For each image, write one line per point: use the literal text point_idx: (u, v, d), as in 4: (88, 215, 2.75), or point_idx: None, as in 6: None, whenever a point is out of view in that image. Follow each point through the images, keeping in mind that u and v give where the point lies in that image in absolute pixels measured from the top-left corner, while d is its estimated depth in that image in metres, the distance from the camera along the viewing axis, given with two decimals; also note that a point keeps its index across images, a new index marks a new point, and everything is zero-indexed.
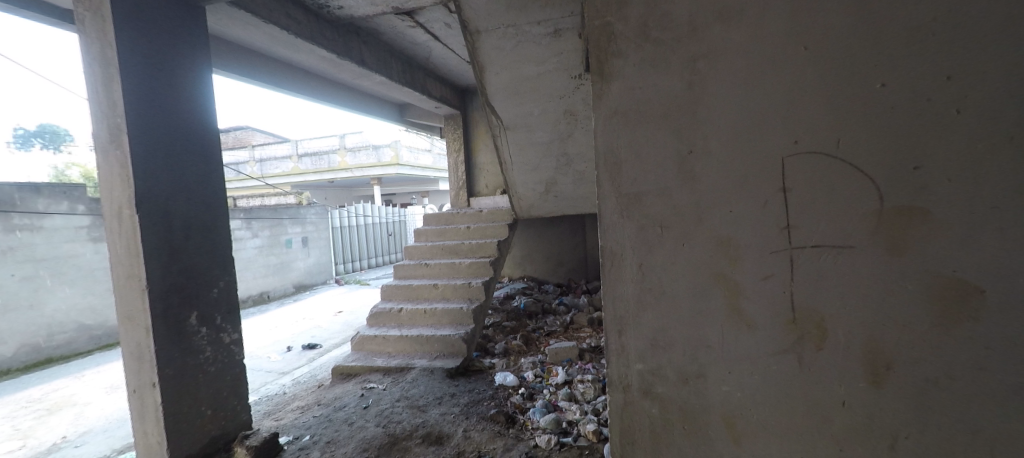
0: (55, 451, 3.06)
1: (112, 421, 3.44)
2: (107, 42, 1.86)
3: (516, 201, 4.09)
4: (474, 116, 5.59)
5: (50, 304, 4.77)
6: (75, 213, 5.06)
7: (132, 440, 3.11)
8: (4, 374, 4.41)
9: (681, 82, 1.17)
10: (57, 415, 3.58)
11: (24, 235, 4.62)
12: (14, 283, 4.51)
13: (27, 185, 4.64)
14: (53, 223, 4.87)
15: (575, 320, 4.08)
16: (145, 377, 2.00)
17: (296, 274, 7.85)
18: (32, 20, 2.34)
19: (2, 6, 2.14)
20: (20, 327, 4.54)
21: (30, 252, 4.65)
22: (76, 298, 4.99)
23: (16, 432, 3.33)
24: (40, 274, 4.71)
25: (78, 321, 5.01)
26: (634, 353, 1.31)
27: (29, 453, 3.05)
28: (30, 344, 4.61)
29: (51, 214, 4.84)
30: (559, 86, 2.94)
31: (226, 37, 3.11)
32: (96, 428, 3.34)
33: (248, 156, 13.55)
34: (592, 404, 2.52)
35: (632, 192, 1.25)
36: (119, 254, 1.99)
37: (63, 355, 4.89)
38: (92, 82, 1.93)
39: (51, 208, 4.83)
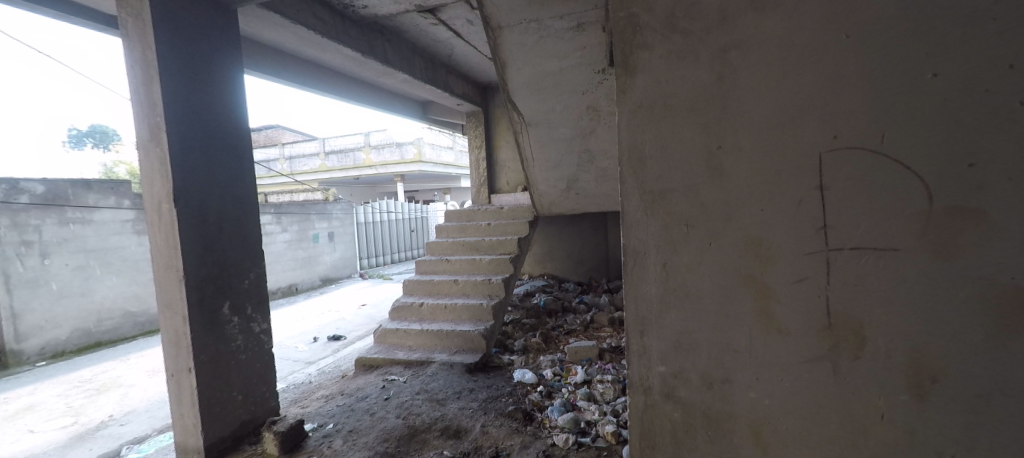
0: (101, 428, 3.21)
1: (153, 402, 3.58)
2: (148, 43, 1.92)
3: (537, 198, 4.06)
4: (495, 113, 5.57)
5: (99, 291, 5.00)
6: (121, 207, 5.27)
7: (170, 421, 3.23)
8: (59, 355, 4.67)
9: (711, 73, 1.12)
10: (106, 394, 3.76)
11: (76, 228, 4.86)
12: (68, 272, 4.76)
13: (79, 181, 4.92)
14: (103, 216, 5.09)
15: (595, 319, 4.02)
16: (181, 363, 2.06)
17: (322, 268, 8.03)
18: (82, 27, 2.45)
19: (54, 13, 2.25)
20: (72, 313, 4.79)
21: (82, 243, 4.90)
22: (122, 286, 5.22)
23: (69, 410, 3.52)
24: (90, 263, 4.95)
25: (124, 308, 5.24)
26: (656, 355, 1.27)
27: (78, 430, 3.21)
28: (81, 329, 4.86)
29: (100, 208, 5.07)
30: (582, 82, 2.89)
31: (256, 39, 3.17)
32: (139, 408, 3.49)
33: (278, 154, 13.97)
34: (611, 405, 2.48)
35: (657, 189, 1.21)
36: (157, 247, 2.05)
37: (111, 340, 5.13)
38: (133, 82, 1.99)
39: (100, 203, 5.06)
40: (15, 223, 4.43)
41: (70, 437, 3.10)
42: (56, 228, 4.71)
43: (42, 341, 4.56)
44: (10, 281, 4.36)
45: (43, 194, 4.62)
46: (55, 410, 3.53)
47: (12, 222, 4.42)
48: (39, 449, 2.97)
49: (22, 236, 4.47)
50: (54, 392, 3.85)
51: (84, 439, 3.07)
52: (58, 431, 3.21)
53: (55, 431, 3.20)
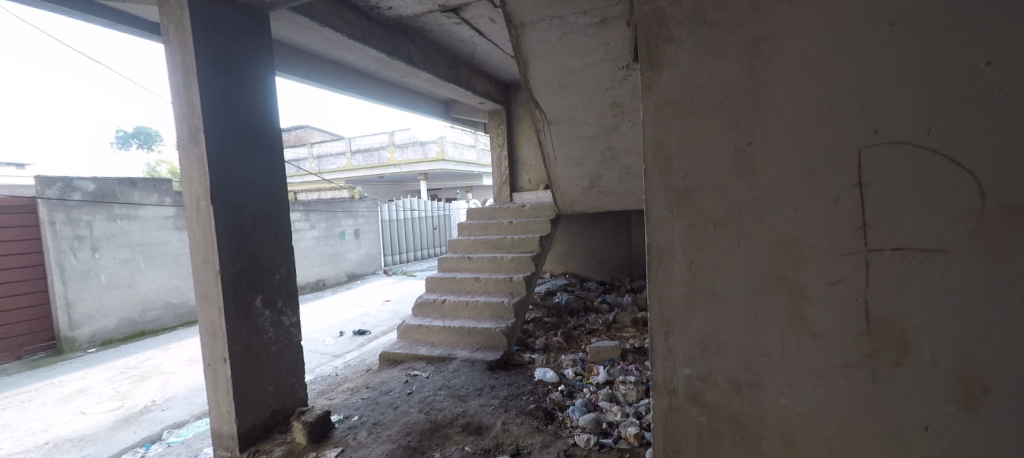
0: (144, 412, 3.37)
1: (192, 390, 3.73)
2: (187, 47, 1.99)
3: (559, 197, 4.03)
4: (518, 111, 5.56)
5: (143, 284, 5.24)
6: (163, 205, 5.51)
7: (207, 407, 3.36)
8: (107, 343, 4.95)
9: (741, 67, 1.09)
10: (149, 381, 3.95)
11: (122, 223, 5.10)
12: (115, 265, 5.01)
13: (125, 179, 5.16)
14: (146, 213, 5.33)
15: (618, 319, 3.97)
16: (217, 353, 2.14)
17: (348, 264, 8.20)
18: (129, 34, 2.57)
19: (104, 20, 2.37)
20: (118, 303, 5.04)
21: (128, 238, 5.14)
22: (164, 279, 5.46)
23: (116, 394, 3.71)
24: (135, 257, 5.19)
25: (166, 300, 5.48)
26: (681, 357, 1.23)
27: (123, 413, 3.38)
28: (126, 318, 5.11)
29: (144, 205, 5.31)
30: (605, 78, 2.84)
31: (287, 42, 3.25)
32: (179, 394, 3.65)
33: (307, 153, 14.34)
34: (634, 406, 2.44)
35: (683, 187, 1.18)
36: (195, 242, 2.13)
37: (154, 329, 5.38)
38: (173, 85, 2.07)
39: (144, 200, 5.30)
40: (68, 218, 4.69)
41: (116, 420, 3.27)
42: (105, 224, 4.96)
43: (92, 329, 4.85)
44: (65, 273, 4.65)
45: (93, 191, 4.88)
46: (104, 394, 3.72)
47: (66, 217, 4.68)
48: (88, 430, 3.14)
49: (75, 231, 4.73)
50: (102, 377, 4.06)
51: (129, 422, 3.22)
52: (106, 414, 3.38)
53: (103, 414, 3.37)
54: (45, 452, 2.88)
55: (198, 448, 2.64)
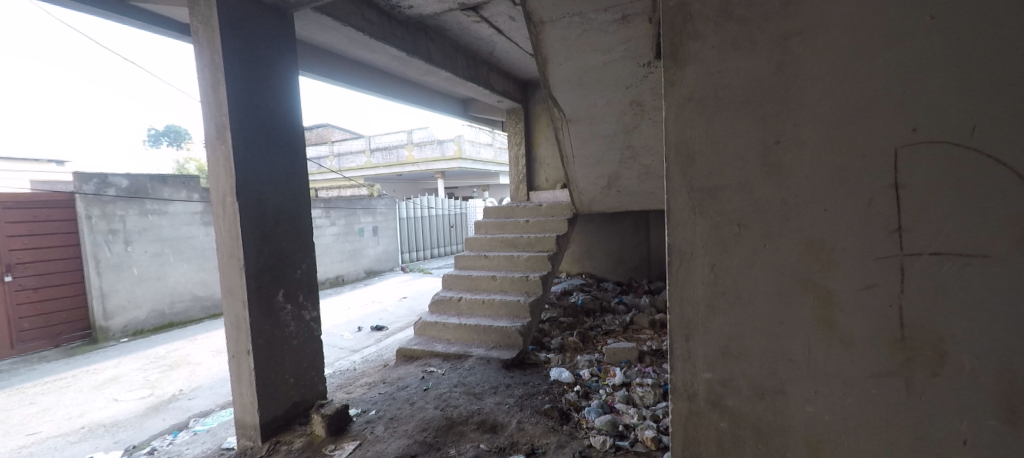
0: (172, 401, 3.48)
1: (217, 380, 3.84)
2: (215, 47, 2.03)
3: (577, 196, 4.00)
4: (536, 110, 5.53)
5: (172, 276, 5.41)
6: (192, 200, 5.66)
7: (231, 397, 3.45)
8: (139, 333, 5.14)
9: (770, 62, 1.06)
10: (177, 370, 4.08)
11: (153, 218, 5.27)
12: (146, 258, 5.19)
13: (156, 176, 5.31)
14: (176, 208, 5.49)
15: (635, 320, 3.92)
16: (241, 345, 2.18)
17: (367, 261, 8.31)
18: (161, 35, 2.65)
19: (137, 21, 2.44)
20: (149, 295, 5.21)
21: (158, 232, 5.30)
22: (192, 272, 5.62)
23: (146, 382, 3.84)
24: (165, 251, 5.36)
25: (193, 292, 5.65)
26: (702, 361, 1.20)
27: (153, 401, 3.50)
28: (157, 309, 5.29)
29: (173, 201, 5.47)
30: (626, 76, 2.80)
31: (310, 42, 3.30)
32: (205, 384, 3.76)
33: (328, 151, 14.59)
34: (651, 409, 2.40)
35: (706, 187, 1.15)
36: (221, 237, 2.18)
37: (182, 321, 5.55)
38: (201, 84, 2.12)
39: (173, 196, 5.46)
40: (103, 212, 4.87)
41: (146, 407, 3.38)
42: (137, 219, 5.13)
43: (125, 320, 5.04)
44: (100, 265, 4.84)
45: (127, 187, 5.05)
46: (136, 382, 3.86)
47: (101, 212, 4.87)
48: (120, 416, 3.26)
49: (109, 225, 4.91)
50: (133, 366, 4.22)
51: (158, 410, 3.33)
52: (137, 401, 3.50)
53: (134, 401, 3.49)
54: (81, 436, 3.00)
55: (222, 437, 2.71)
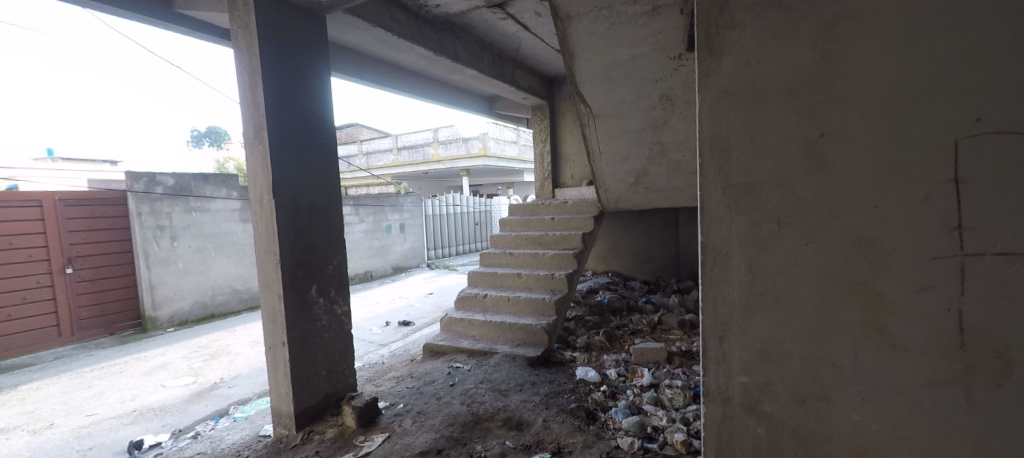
0: (214, 388, 3.64)
1: (254, 369, 3.99)
2: (253, 50, 2.09)
3: (603, 193, 3.95)
4: (561, 106, 5.47)
5: (213, 271, 5.65)
6: (231, 198, 5.88)
7: (267, 386, 3.58)
8: (184, 324, 5.40)
9: (814, 51, 1.04)
10: (219, 359, 4.27)
11: (196, 215, 5.50)
12: (190, 253, 5.43)
13: (199, 175, 5.54)
14: (217, 206, 5.71)
15: (663, 321, 3.83)
16: (277, 337, 2.25)
17: (394, 257, 8.45)
18: (203, 40, 2.75)
19: (181, 27, 2.54)
20: (193, 288, 5.46)
21: (201, 229, 5.53)
22: (231, 267, 5.85)
23: (191, 370, 4.04)
24: (207, 246, 5.59)
25: (232, 286, 5.88)
26: (737, 364, 1.19)
27: (196, 388, 3.67)
28: (200, 301, 5.54)
29: (215, 199, 5.69)
30: (655, 69, 2.73)
31: (340, 43, 3.37)
32: (244, 373, 3.91)
33: (357, 149, 14.92)
34: (681, 411, 2.34)
35: (743, 183, 1.14)
36: (259, 233, 2.25)
37: (222, 313, 5.80)
38: (240, 86, 2.19)
39: (214, 194, 5.68)
40: (152, 210, 5.12)
41: (190, 394, 3.55)
42: (182, 216, 5.37)
43: (172, 310, 5.30)
44: (149, 259, 5.10)
45: (172, 186, 5.29)
46: (181, 369, 4.06)
47: (150, 209, 5.11)
48: (167, 401, 3.43)
49: (157, 221, 5.15)
50: (178, 354, 4.43)
51: (201, 396, 3.49)
52: (182, 387, 3.68)
53: (179, 387, 3.67)
54: (133, 419, 3.18)
55: (260, 424, 2.81)
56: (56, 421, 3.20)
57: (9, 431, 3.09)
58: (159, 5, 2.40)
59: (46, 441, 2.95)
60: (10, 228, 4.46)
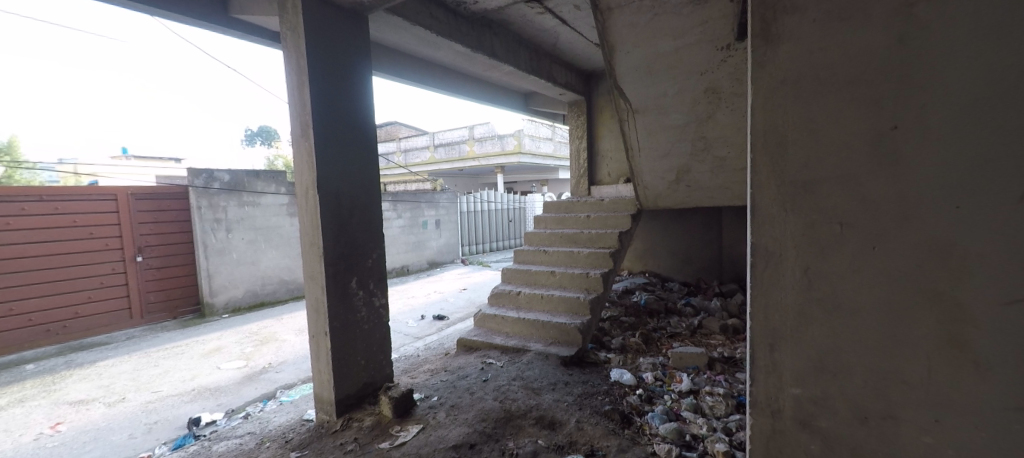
0: (264, 372, 3.83)
1: (299, 356, 4.16)
2: (300, 51, 2.16)
3: (642, 191, 3.83)
4: (599, 102, 5.35)
5: (263, 262, 5.94)
6: (280, 194, 6.14)
7: (311, 373, 3.72)
8: (237, 310, 5.72)
9: (889, 34, 0.97)
10: (268, 345, 4.48)
11: (248, 209, 5.78)
12: (243, 244, 5.73)
13: (251, 171, 5.83)
14: (267, 201, 5.99)
15: (704, 324, 3.68)
16: (320, 327, 2.32)
17: (430, 252, 8.59)
18: (256, 43, 2.87)
19: (236, 30, 2.65)
20: (244, 277, 5.77)
21: (252, 222, 5.82)
22: (279, 258, 6.13)
23: (243, 354, 4.26)
24: (257, 239, 5.88)
25: (280, 276, 6.16)
26: (789, 374, 1.15)
27: (247, 371, 3.86)
28: (251, 290, 5.85)
29: (265, 194, 5.97)
30: (701, 61, 2.60)
31: (382, 42, 3.43)
32: (290, 359, 4.08)
33: (396, 147, 15.29)
34: (722, 420, 2.24)
35: (801, 180, 1.10)
36: (304, 226, 2.32)
37: (271, 301, 6.09)
38: (288, 86, 2.26)
39: (265, 189, 5.95)
40: (210, 203, 5.44)
41: (242, 376, 3.74)
42: (236, 210, 5.67)
43: (226, 297, 5.63)
44: (207, 250, 5.42)
45: (228, 181, 5.60)
46: (234, 353, 4.30)
47: (208, 203, 5.43)
48: (221, 382, 3.63)
49: (214, 215, 5.47)
50: (231, 339, 4.70)
51: (252, 379, 3.67)
52: (235, 370, 3.89)
53: (233, 370, 3.88)
54: (192, 397, 3.38)
55: (304, 409, 2.93)
56: (127, 395, 3.46)
57: (88, 403, 3.37)
58: (217, 12, 2.53)
59: (118, 413, 3.20)
60: (93, 220, 4.86)
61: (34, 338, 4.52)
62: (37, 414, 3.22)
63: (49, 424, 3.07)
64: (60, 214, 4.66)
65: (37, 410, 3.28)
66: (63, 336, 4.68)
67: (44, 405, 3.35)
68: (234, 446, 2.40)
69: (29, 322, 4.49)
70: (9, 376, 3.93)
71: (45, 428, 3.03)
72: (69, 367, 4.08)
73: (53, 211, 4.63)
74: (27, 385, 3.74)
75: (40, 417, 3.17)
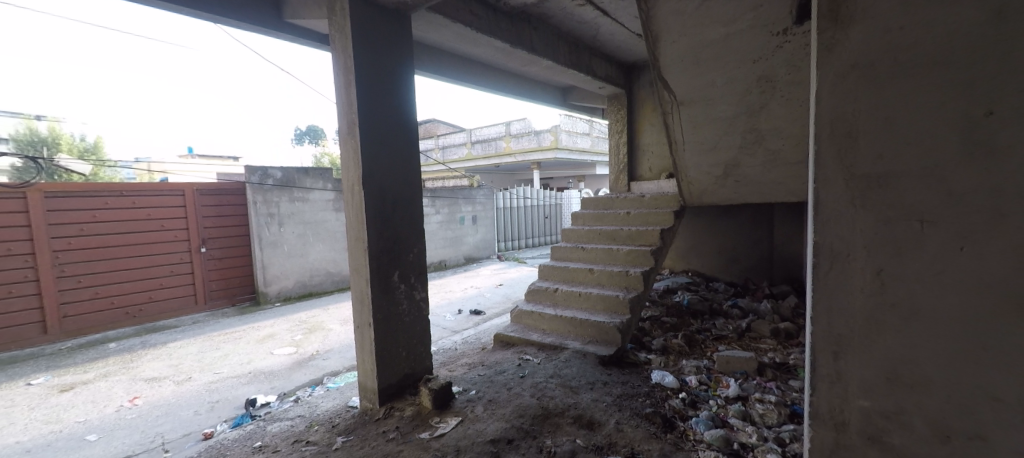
0: (312, 358, 4.00)
1: (344, 345, 4.31)
2: (347, 52, 2.21)
3: (686, 186, 3.68)
4: (640, 94, 5.17)
5: (312, 254, 6.21)
6: (327, 190, 6.37)
7: (356, 361, 3.85)
8: (288, 299, 6.02)
9: (978, 11, 0.90)
10: (316, 333, 4.68)
11: (298, 204, 6.05)
12: (293, 238, 6.00)
13: (301, 168, 6.08)
14: (315, 196, 6.24)
15: (753, 328, 3.50)
16: (365, 318, 2.38)
17: (467, 248, 8.68)
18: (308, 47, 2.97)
19: (289, 34, 2.76)
20: (294, 269, 6.04)
21: (302, 217, 6.09)
22: (326, 251, 6.38)
23: (293, 341, 4.47)
24: (306, 232, 6.14)
25: (327, 269, 6.41)
26: (857, 385, 1.11)
27: (298, 357, 4.05)
28: (301, 281, 6.13)
29: (314, 190, 6.22)
30: (754, 47, 2.45)
31: (423, 40, 3.47)
32: (336, 348, 4.24)
33: (435, 144, 15.59)
34: (774, 431, 2.11)
35: (873, 173, 1.04)
36: (350, 221, 2.38)
37: (319, 292, 6.36)
38: (335, 86, 2.32)
39: (313, 185, 6.20)
40: (265, 199, 5.73)
41: (292, 362, 3.93)
42: (288, 205, 5.95)
43: (279, 287, 5.93)
44: (261, 242, 5.73)
45: (281, 178, 5.87)
46: (285, 340, 4.52)
47: (263, 198, 5.73)
48: (274, 367, 3.82)
49: (269, 209, 5.76)
50: (282, 326, 4.94)
51: (302, 365, 3.85)
52: (286, 356, 4.09)
53: (285, 356, 4.08)
54: (248, 379, 3.58)
55: (348, 396, 3.02)
56: (193, 375, 3.71)
57: (160, 380, 3.64)
58: (272, 16, 2.63)
59: (185, 391, 3.43)
60: (164, 213, 5.24)
61: (115, 320, 4.94)
62: (117, 388, 3.51)
63: (128, 398, 3.34)
64: (137, 208, 5.06)
65: (117, 384, 3.58)
66: (138, 319, 5.09)
67: (123, 380, 3.66)
68: (285, 427, 2.51)
69: (111, 304, 4.92)
70: (94, 353, 4.31)
71: (124, 401, 3.30)
72: (144, 347, 4.44)
73: (131, 204, 5.02)
74: (109, 361, 4.09)
75: (120, 391, 3.46)
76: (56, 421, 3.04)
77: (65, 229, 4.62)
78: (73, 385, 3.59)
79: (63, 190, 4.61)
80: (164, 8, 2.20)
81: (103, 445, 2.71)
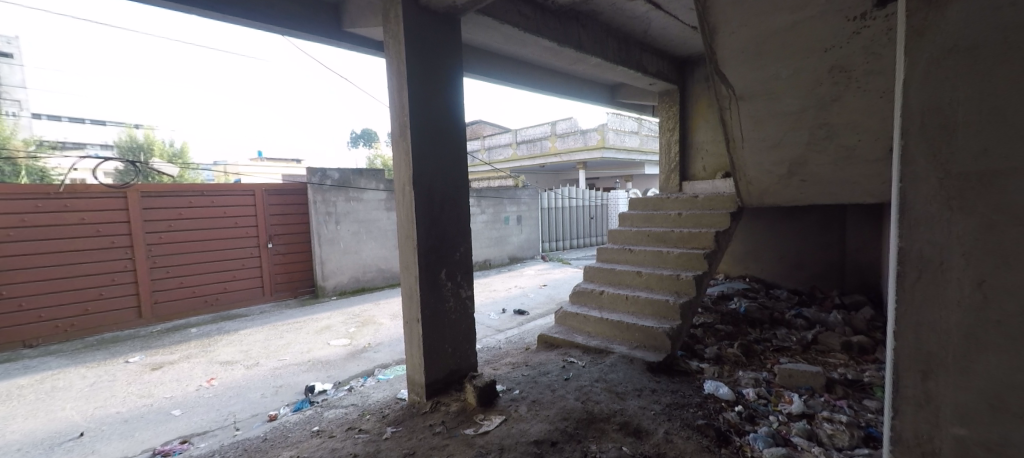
0: (365, 350, 4.16)
1: (393, 339, 4.45)
2: (401, 56, 2.26)
3: (744, 186, 3.48)
4: (693, 90, 4.94)
5: (365, 251, 6.47)
6: (379, 189, 6.61)
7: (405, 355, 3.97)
8: (343, 293, 6.31)
9: None
10: (368, 327, 4.87)
11: (352, 204, 6.32)
12: (347, 235, 6.27)
13: (355, 169, 6.35)
14: (368, 196, 6.49)
15: (820, 340, 3.24)
16: (413, 314, 2.43)
17: (511, 247, 8.70)
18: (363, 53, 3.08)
19: (347, 41, 2.86)
20: (348, 265, 6.32)
21: (356, 215, 6.35)
22: (378, 249, 6.62)
23: (348, 333, 4.68)
24: (360, 231, 6.40)
25: (378, 266, 6.66)
26: (949, 410, 1.06)
27: (351, 348, 4.23)
28: (355, 276, 6.40)
29: (367, 190, 6.47)
30: (827, 36, 2.25)
31: (472, 42, 3.50)
32: (386, 341, 4.38)
33: (481, 145, 15.78)
34: (845, 454, 1.93)
35: (977, 174, 0.99)
36: (401, 220, 2.43)
37: (371, 287, 6.61)
38: (389, 88, 2.38)
39: (366, 186, 6.46)
40: (323, 199, 6.03)
41: (347, 353, 4.11)
42: (344, 204, 6.23)
43: (335, 282, 6.23)
44: (320, 239, 6.04)
45: (337, 179, 6.15)
46: (341, 332, 4.73)
47: (322, 198, 6.03)
48: (330, 357, 4.02)
49: (327, 209, 6.06)
50: (338, 319, 5.19)
51: (355, 356, 4.01)
52: (341, 347, 4.28)
53: (340, 347, 4.27)
54: (307, 367, 3.79)
55: (398, 388, 3.11)
56: (260, 361, 3.97)
57: (231, 364, 3.93)
58: (331, 25, 2.75)
59: (254, 374, 3.68)
60: (236, 211, 5.64)
61: (195, 307, 5.38)
62: (196, 369, 3.83)
63: (206, 378, 3.63)
64: (214, 206, 5.49)
65: (197, 366, 3.91)
66: (214, 307, 5.52)
67: (202, 362, 3.98)
68: (341, 415, 2.62)
69: (192, 293, 5.36)
70: (178, 336, 4.74)
71: (203, 381, 3.59)
72: (219, 333, 4.82)
73: (210, 204, 5.46)
74: (189, 344, 4.47)
75: (198, 372, 3.77)
76: (147, 395, 3.35)
77: (156, 225, 5.09)
78: (161, 365, 3.95)
79: (158, 190, 5.09)
80: (233, 21, 2.35)
81: (185, 420, 2.96)
